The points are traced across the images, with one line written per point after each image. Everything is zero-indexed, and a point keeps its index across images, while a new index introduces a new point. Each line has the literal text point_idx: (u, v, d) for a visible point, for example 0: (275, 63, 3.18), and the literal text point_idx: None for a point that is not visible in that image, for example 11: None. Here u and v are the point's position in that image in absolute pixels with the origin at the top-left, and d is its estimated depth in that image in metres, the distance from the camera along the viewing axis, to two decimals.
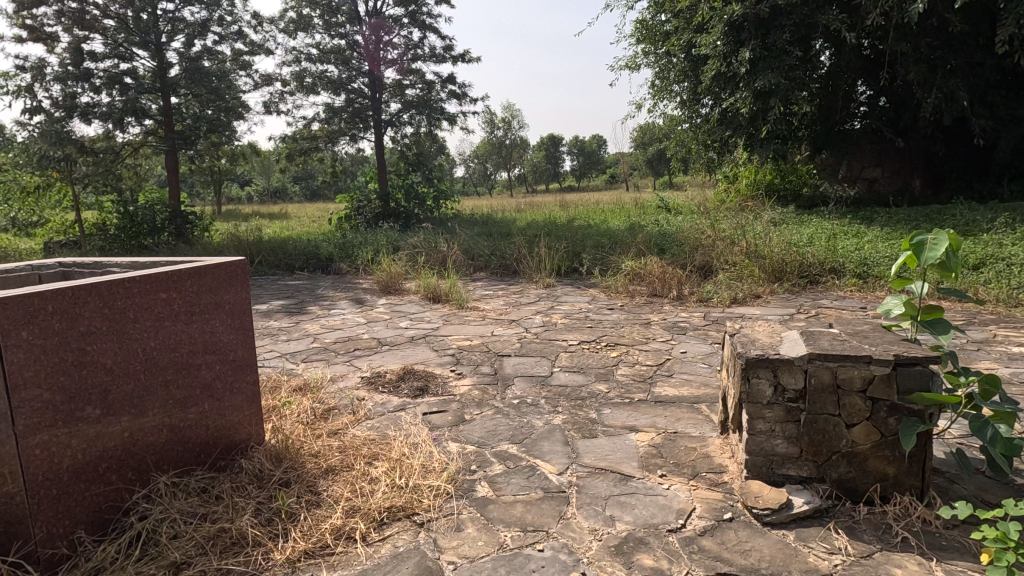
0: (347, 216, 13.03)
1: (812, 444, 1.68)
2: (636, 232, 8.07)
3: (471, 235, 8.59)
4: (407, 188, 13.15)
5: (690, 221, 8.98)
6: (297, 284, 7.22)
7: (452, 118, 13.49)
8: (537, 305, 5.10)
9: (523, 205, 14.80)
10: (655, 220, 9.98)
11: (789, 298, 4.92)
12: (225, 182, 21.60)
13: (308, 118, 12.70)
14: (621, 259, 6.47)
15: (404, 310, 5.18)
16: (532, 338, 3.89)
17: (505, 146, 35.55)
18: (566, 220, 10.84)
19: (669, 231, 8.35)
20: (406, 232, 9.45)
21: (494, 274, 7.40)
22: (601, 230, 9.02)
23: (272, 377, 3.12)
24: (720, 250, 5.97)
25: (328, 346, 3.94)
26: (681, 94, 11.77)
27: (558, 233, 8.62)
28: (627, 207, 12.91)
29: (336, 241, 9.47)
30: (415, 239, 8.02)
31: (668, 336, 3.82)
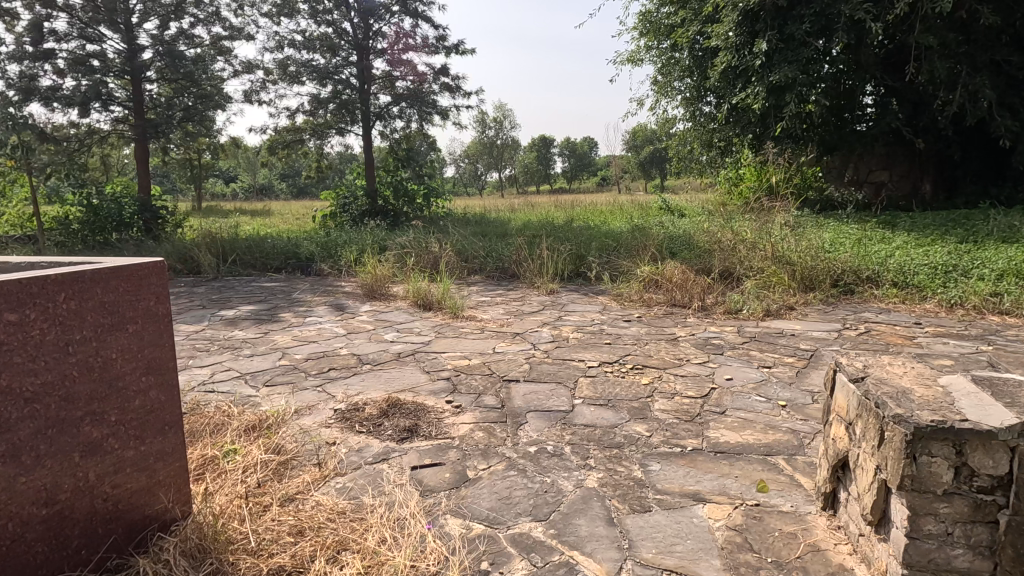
0: (331, 214, 12.32)
1: (1016, 559, 1.15)
2: (643, 235, 7.49)
3: (465, 235, 7.96)
4: (396, 184, 12.49)
5: (698, 225, 8.43)
6: (274, 286, 6.56)
7: (445, 112, 12.85)
8: (543, 315, 4.49)
9: (517, 205, 14.18)
10: (659, 222, 9.42)
11: (827, 310, 4.36)
12: (207, 177, 20.76)
13: (291, 109, 12.01)
14: (632, 263, 5.89)
15: (390, 319, 4.55)
16: (542, 357, 3.28)
17: (496, 146, 34.93)
18: (565, 221, 10.25)
19: (678, 234, 7.78)
20: (394, 231, 8.81)
21: (490, 278, 6.78)
22: (605, 232, 8.43)
23: (222, 411, 2.46)
24: (743, 255, 5.41)
25: (299, 365, 3.30)
26: (685, 91, 11.24)
27: (558, 234, 8.02)
28: (627, 208, 12.36)
29: (319, 240, 8.79)
30: (404, 239, 7.37)
31: (704, 356, 3.23)
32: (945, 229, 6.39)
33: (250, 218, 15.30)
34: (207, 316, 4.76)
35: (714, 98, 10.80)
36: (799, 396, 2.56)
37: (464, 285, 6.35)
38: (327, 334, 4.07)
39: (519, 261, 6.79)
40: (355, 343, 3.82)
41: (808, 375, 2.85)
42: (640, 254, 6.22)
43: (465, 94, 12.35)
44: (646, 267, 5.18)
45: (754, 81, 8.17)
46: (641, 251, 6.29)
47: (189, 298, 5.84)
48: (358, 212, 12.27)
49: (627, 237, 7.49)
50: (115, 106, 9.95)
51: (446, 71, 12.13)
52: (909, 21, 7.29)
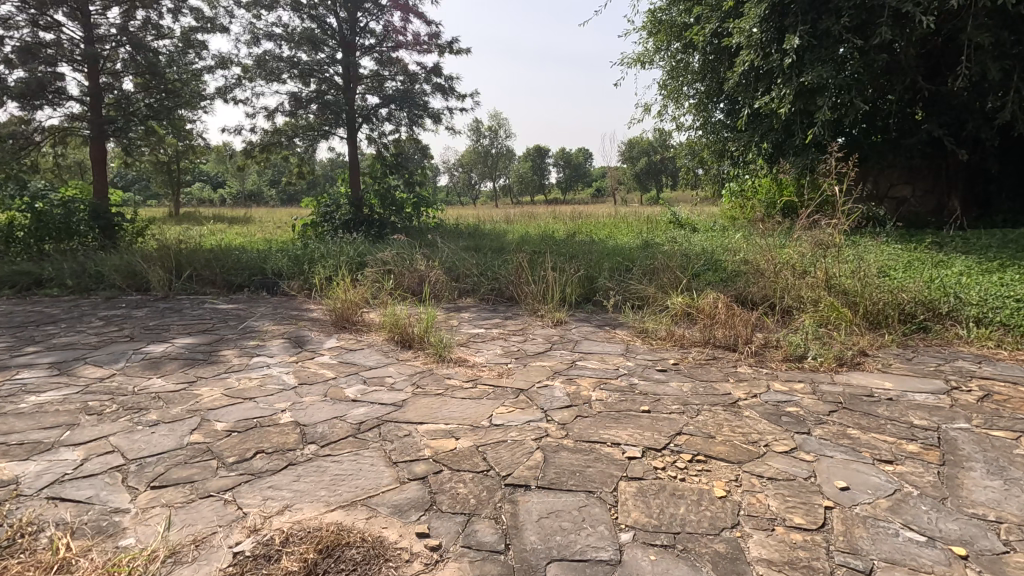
0: (313, 224, 11.35)
1: None
2: (658, 254, 6.60)
3: (456, 251, 7.04)
4: (384, 192, 11.60)
5: (717, 246, 7.58)
6: (230, 309, 5.58)
7: (437, 116, 11.99)
8: (551, 359, 3.55)
9: (514, 216, 13.29)
10: (670, 237, 8.56)
11: (911, 359, 3.45)
12: (185, 181, 19.74)
13: (270, 109, 11.09)
14: (653, 291, 4.99)
15: (359, 363, 3.58)
16: (560, 436, 2.33)
17: (491, 155, 34.12)
18: (565, 235, 9.36)
19: (698, 253, 6.90)
20: (377, 244, 7.87)
21: (484, 303, 5.85)
22: (614, 248, 7.53)
23: (41, 565, 1.49)
24: (789, 282, 4.52)
25: (216, 444, 2.33)
26: (697, 96, 10.53)
27: (561, 250, 7.13)
28: (632, 222, 11.49)
29: (292, 253, 7.84)
30: (386, 255, 6.44)
31: (787, 438, 2.30)
32: (1011, 252, 5.54)
33: (227, 226, 14.31)
34: (128, 354, 3.77)
35: (730, 103, 10.04)
36: (975, 532, 1.63)
37: (454, 312, 5.41)
38: (271, 387, 3.10)
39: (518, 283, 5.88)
40: (305, 402, 2.86)
41: (961, 480, 1.92)
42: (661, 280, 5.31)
43: (460, 97, 11.49)
44: (677, 297, 4.27)
45: (780, 83, 7.38)
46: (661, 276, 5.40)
47: (120, 324, 4.84)
48: (341, 221, 11.30)
49: (641, 257, 6.61)
50: (69, 101, 8.96)
51: (440, 72, 11.27)
52: (960, 16, 6.49)
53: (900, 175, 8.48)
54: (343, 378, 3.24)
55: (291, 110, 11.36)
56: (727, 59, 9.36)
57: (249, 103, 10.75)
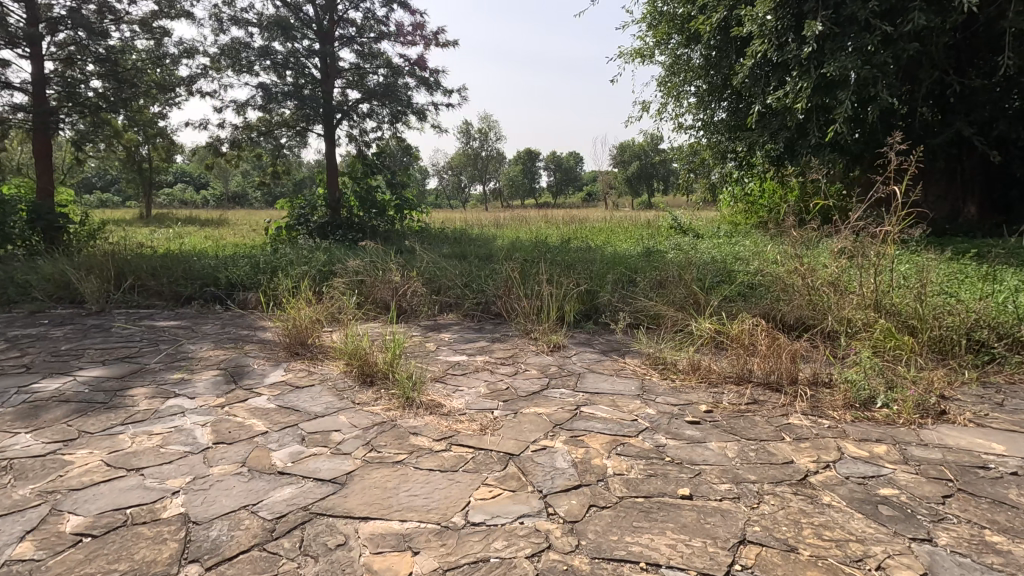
0: (287, 226, 10.50)
1: None
2: (666, 266, 5.90)
3: (438, 258, 6.30)
4: (365, 193, 10.83)
5: (729, 256, 6.88)
6: (169, 327, 4.76)
7: (422, 112, 11.25)
8: (549, 403, 2.79)
9: (504, 219, 12.56)
10: (673, 244, 7.88)
11: (1003, 404, 2.74)
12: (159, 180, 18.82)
13: (241, 102, 10.26)
14: (668, 311, 4.24)
15: (302, 408, 2.80)
16: (570, 550, 1.57)
17: (481, 157, 33.46)
18: (560, 241, 8.64)
19: (710, 263, 6.20)
20: (352, 249, 7.12)
21: (468, 320, 5.10)
22: (615, 257, 6.83)
23: None
24: (830, 301, 3.81)
25: (47, 565, 1.54)
26: (699, 93, 10.29)
27: (555, 258, 6.42)
28: (630, 226, 10.81)
29: (257, 259, 7.06)
30: (357, 263, 5.69)
31: (905, 553, 1.56)
32: None
33: (198, 228, 13.44)
34: (7, 395, 2.96)
35: (742, 98, 9.47)
36: None
37: (432, 333, 4.62)
38: (173, 450, 2.30)
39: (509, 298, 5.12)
40: (210, 477, 2.06)
41: None
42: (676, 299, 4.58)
43: (447, 93, 10.75)
44: (703, 320, 3.53)
45: (797, 75, 6.75)
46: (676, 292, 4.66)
47: (24, 349, 4.00)
48: (317, 224, 10.46)
49: (647, 269, 5.89)
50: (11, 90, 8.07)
51: (426, 64, 10.52)
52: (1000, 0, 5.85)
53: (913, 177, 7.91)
54: (276, 435, 2.45)
55: (264, 104, 10.54)
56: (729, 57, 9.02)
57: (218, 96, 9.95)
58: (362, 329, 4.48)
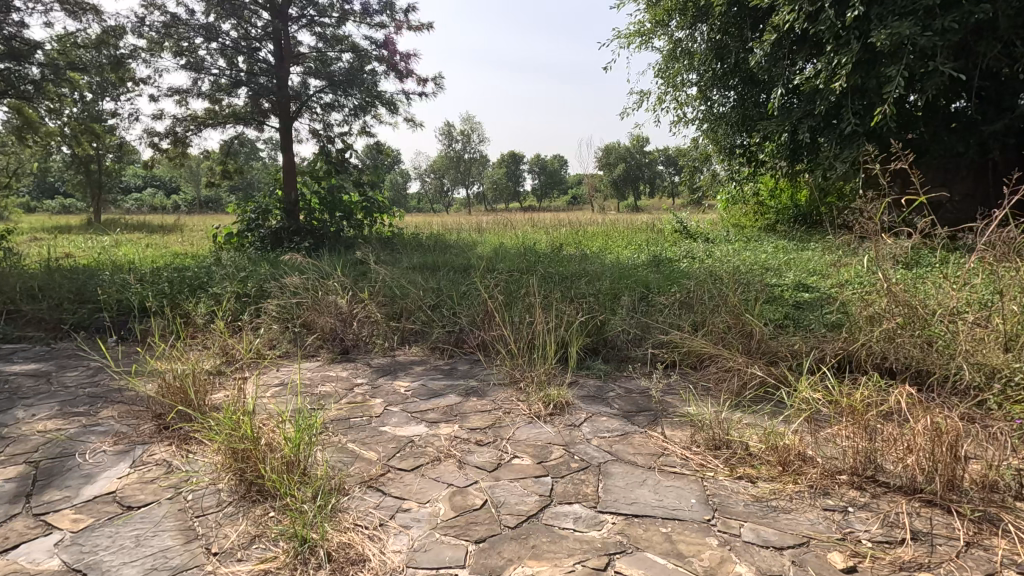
0: (239, 232, 9.18)
1: None
2: (690, 287, 4.71)
3: (403, 273, 5.09)
4: (328, 195, 9.51)
5: (755, 266, 5.73)
6: (19, 374, 3.45)
7: (393, 103, 10.00)
8: (555, 551, 1.58)
9: (486, 223, 11.37)
10: (683, 252, 6.73)
11: None
12: (109, 184, 17.25)
13: (181, 91, 8.91)
14: (720, 356, 3.08)
15: (106, 567, 1.54)
16: None
17: (464, 160, 32.31)
18: (550, 248, 7.46)
19: (741, 278, 5.03)
20: (301, 262, 5.86)
21: (436, 357, 3.89)
22: (617, 269, 5.66)
23: None
24: (959, 341, 2.63)
25: None
26: (700, 83, 9.33)
27: (546, 271, 5.25)
28: (627, 230, 9.67)
29: (182, 274, 5.76)
30: (296, 283, 4.46)
31: None
32: None
33: (144, 235, 12.01)
34: None
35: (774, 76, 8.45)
36: None
37: (385, 380, 3.37)
38: None
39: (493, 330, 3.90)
40: None
41: None
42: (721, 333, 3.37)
43: (421, 81, 9.54)
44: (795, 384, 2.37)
45: (833, 48, 5.72)
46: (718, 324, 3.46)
47: None
48: (273, 230, 9.16)
49: (666, 291, 4.71)
50: None
51: (396, 47, 9.31)
52: None
53: (937, 175, 6.82)
54: None
55: (210, 94, 9.22)
56: (731, 42, 8.33)
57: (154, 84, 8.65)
58: (285, 382, 3.23)
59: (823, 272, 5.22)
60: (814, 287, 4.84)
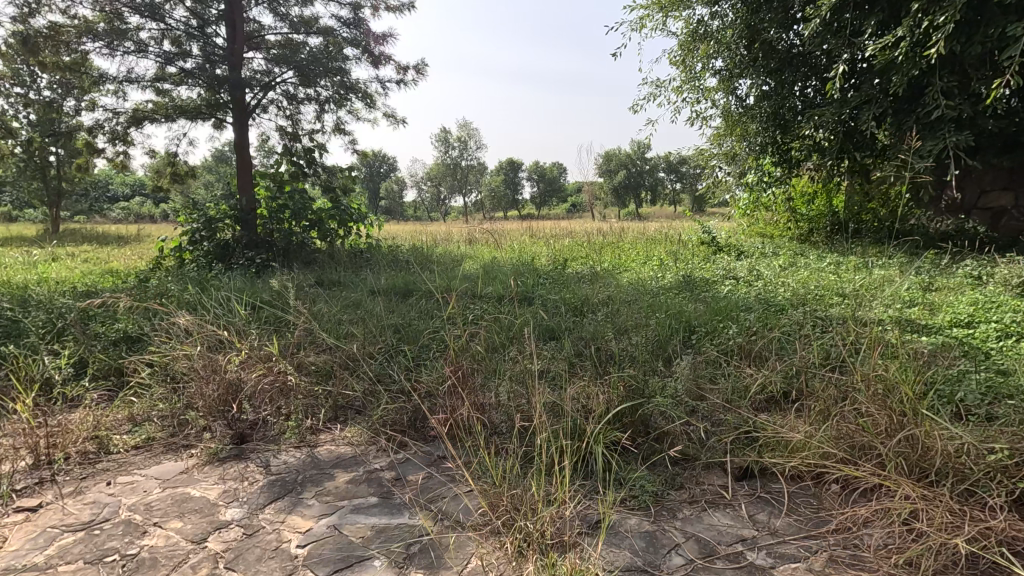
0: (180, 242, 7.64)
1: None
2: (754, 334, 3.32)
3: (353, 314, 3.71)
4: (291, 200, 8.12)
5: (829, 294, 4.29)
6: None
7: (367, 94, 8.67)
8: None
9: (477, 233, 10.01)
10: (720, 272, 5.35)
11: None
12: (69, 192, 15.80)
13: (115, 77, 7.53)
14: (891, 484, 1.76)
15: None
16: None
17: (460, 167, 31.00)
18: (552, 265, 6.06)
19: (819, 320, 3.63)
20: (228, 290, 4.46)
21: (378, 449, 2.49)
22: (643, 298, 4.28)
23: None
24: None
25: None
26: (726, 70, 8.03)
27: (549, 310, 3.87)
28: (642, 242, 8.28)
29: (66, 304, 4.34)
30: (187, 328, 3.06)
31: None
32: None
33: (90, 248, 10.57)
34: None
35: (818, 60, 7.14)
36: None
37: (277, 512, 1.96)
38: None
39: (470, 410, 2.51)
40: None
41: None
42: (858, 433, 1.95)
43: (401, 69, 8.20)
44: None
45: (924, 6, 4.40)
46: (850, 413, 2.03)
47: None
48: (221, 240, 7.64)
49: (718, 342, 3.31)
50: None
51: (371, 29, 7.98)
52: None
53: None
54: None
55: (155, 84, 7.85)
56: (767, 19, 7.05)
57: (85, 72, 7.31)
58: (85, 534, 1.82)
59: (923, 304, 3.85)
60: (925, 326, 3.44)
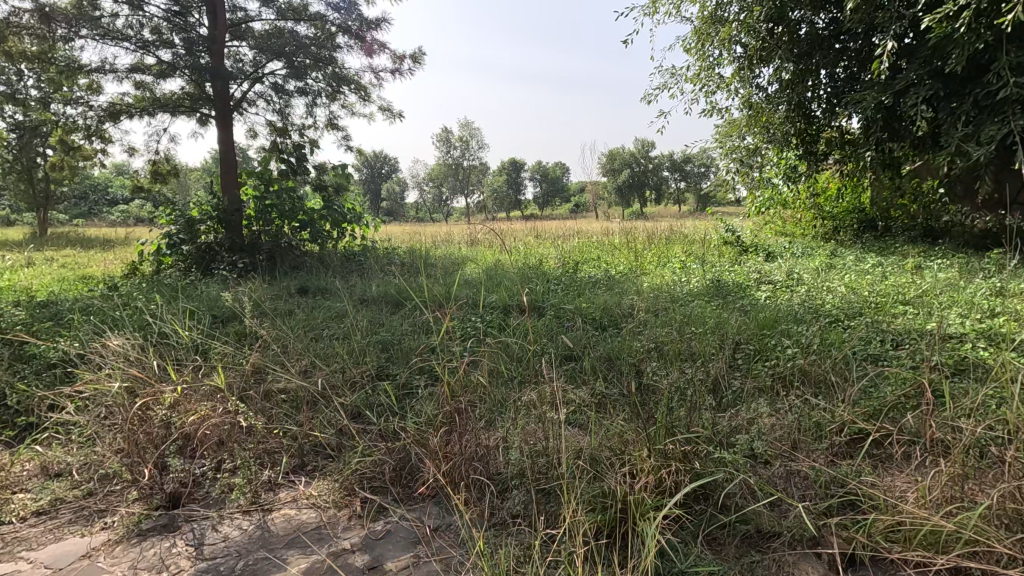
0: (159, 246, 7.04)
1: None
2: (813, 356, 2.75)
3: (333, 336, 3.14)
4: (280, 200, 7.55)
5: (885, 301, 3.71)
6: None
7: (361, 85, 8.13)
8: None
9: (479, 233, 9.42)
10: (753, 276, 4.75)
11: None
12: (57, 194, 15.23)
13: (88, 68, 6.92)
14: None
15: None
16: None
17: (463, 168, 30.39)
18: (562, 269, 5.47)
19: (886, 336, 3.05)
20: (194, 303, 3.89)
21: (352, 515, 1.91)
22: (671, 308, 3.69)
23: None
24: None
25: None
26: (746, 58, 7.44)
27: (563, 327, 3.29)
28: (658, 241, 7.67)
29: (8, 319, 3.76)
30: (118, 357, 2.47)
31: None
32: None
33: (70, 252, 9.99)
34: None
35: (850, 43, 6.55)
36: None
37: None
38: None
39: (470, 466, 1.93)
40: None
41: None
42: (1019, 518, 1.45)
43: (397, 58, 7.64)
44: None
45: None
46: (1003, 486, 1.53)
47: None
48: (203, 244, 7.04)
49: (771, 367, 2.73)
50: None
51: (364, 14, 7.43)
52: None
53: None
54: None
55: (131, 76, 7.25)
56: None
57: (57, 65, 6.75)
58: None
59: (1006, 313, 3.26)
60: (1017, 341, 2.87)
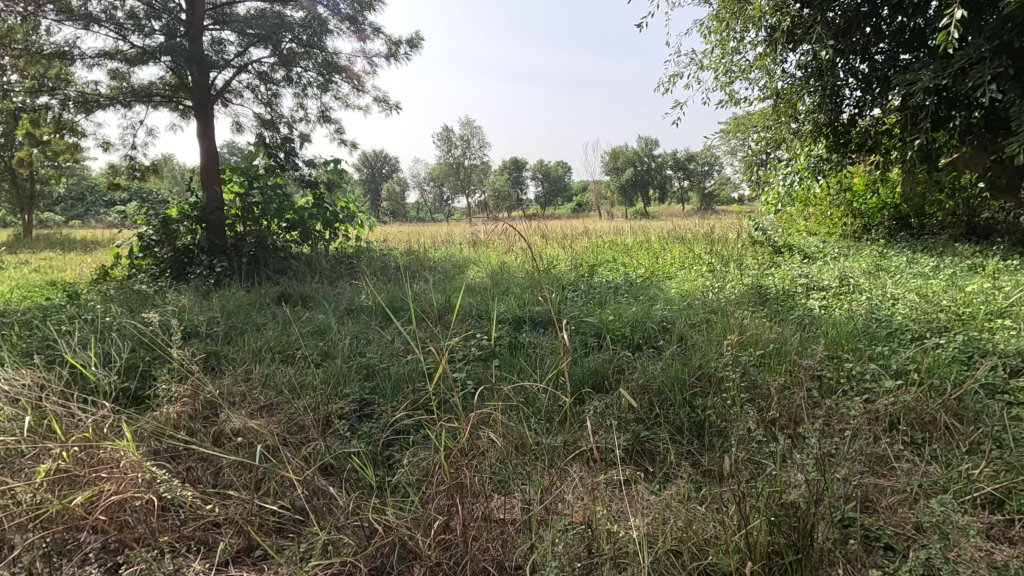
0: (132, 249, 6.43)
1: None
2: (917, 390, 2.13)
3: (305, 363, 2.53)
4: (267, 198, 6.93)
5: (974, 313, 3.09)
6: None
7: (355, 74, 7.53)
8: None
9: (462, 236, 8.72)
10: (799, 282, 4.12)
11: None
12: (41, 196, 14.61)
13: (54, 52, 6.30)
14: None
15: None
16: None
17: (464, 167, 29.73)
18: (576, 273, 4.84)
19: (996, 360, 2.44)
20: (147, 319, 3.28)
21: None
22: (714, 322, 3.06)
23: None
24: None
25: None
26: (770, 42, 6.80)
27: (588, 349, 2.67)
28: (678, 242, 7.04)
29: None
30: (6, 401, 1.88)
31: None
32: None
33: (48, 256, 9.35)
34: None
35: (891, 22, 5.93)
36: None
37: None
38: None
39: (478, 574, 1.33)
40: None
41: None
42: None
43: (393, 44, 7.04)
44: None
45: None
46: None
47: None
48: (181, 246, 6.44)
49: (863, 405, 2.11)
50: None
51: None
52: None
53: None
54: None
55: (103, 62, 6.62)
56: None
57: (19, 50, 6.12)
58: None
59: None
60: None
